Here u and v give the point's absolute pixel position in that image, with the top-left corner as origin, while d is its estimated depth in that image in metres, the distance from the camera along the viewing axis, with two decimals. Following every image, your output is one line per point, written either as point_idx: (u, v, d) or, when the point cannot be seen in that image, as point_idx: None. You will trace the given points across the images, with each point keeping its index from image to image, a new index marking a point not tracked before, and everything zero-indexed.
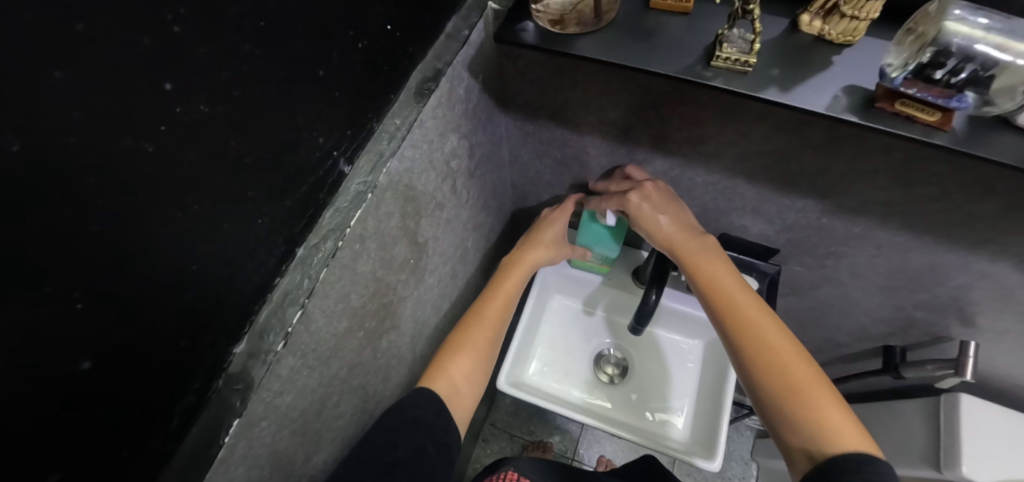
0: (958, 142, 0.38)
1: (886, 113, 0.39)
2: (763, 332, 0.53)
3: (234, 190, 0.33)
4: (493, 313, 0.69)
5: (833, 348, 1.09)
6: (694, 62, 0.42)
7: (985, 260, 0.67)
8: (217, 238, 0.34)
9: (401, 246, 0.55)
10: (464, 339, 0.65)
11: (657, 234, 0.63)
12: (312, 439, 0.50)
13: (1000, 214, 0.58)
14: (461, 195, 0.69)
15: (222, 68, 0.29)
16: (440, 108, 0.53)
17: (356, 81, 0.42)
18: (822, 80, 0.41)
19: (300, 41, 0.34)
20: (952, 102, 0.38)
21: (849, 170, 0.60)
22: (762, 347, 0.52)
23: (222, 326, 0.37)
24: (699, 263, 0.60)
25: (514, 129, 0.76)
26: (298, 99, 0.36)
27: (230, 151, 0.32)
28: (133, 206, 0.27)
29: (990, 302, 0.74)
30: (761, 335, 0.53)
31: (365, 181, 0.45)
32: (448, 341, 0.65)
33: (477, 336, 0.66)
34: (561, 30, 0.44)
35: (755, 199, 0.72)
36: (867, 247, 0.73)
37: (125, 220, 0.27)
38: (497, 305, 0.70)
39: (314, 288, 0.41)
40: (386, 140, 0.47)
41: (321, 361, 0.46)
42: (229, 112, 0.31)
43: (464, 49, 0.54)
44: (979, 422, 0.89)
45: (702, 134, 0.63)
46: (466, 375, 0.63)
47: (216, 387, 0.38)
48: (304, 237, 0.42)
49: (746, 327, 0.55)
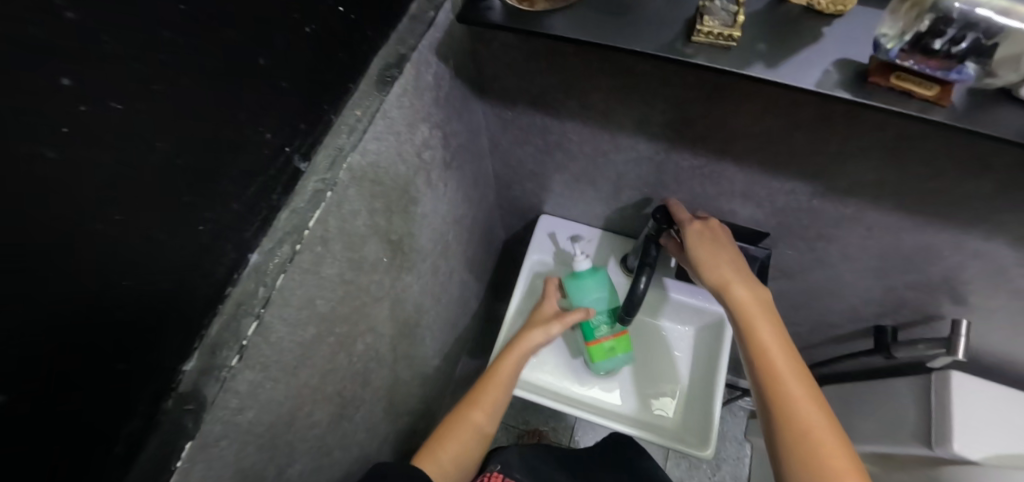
0: (957, 118, 0.36)
1: (881, 88, 0.36)
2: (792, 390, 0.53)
3: (168, 196, 0.30)
4: (500, 381, 0.78)
5: (825, 330, 1.08)
6: (674, 39, 0.39)
7: (978, 239, 0.65)
8: (152, 249, 0.30)
9: (371, 245, 0.52)
10: (480, 393, 0.77)
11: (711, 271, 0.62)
12: (284, 452, 0.47)
13: (994, 191, 0.56)
14: (438, 188, 0.66)
15: (137, 58, 0.26)
16: (406, 97, 0.50)
17: (306, 70, 0.38)
18: (812, 53, 0.38)
19: (234, 27, 0.31)
20: (952, 74, 0.35)
21: (839, 150, 0.58)
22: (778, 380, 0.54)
23: (167, 343, 0.34)
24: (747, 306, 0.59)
25: (492, 117, 0.73)
26: (236, 91, 0.33)
27: (156, 152, 0.28)
28: (39, 220, 0.23)
29: (983, 281, 0.73)
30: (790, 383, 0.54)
31: (324, 178, 0.42)
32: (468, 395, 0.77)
33: (491, 392, 0.77)
34: (529, 8, 0.41)
35: (744, 183, 0.69)
36: (859, 229, 0.71)
37: (31, 235, 0.23)
38: (502, 377, 0.79)
39: (270, 296, 0.39)
40: (346, 132, 0.44)
41: (286, 372, 0.43)
42: (151, 108, 0.27)
43: (430, 31, 0.50)
44: (968, 397, 0.89)
45: (687, 116, 0.60)
46: (464, 437, 0.73)
47: (166, 409, 0.35)
48: (257, 242, 0.39)
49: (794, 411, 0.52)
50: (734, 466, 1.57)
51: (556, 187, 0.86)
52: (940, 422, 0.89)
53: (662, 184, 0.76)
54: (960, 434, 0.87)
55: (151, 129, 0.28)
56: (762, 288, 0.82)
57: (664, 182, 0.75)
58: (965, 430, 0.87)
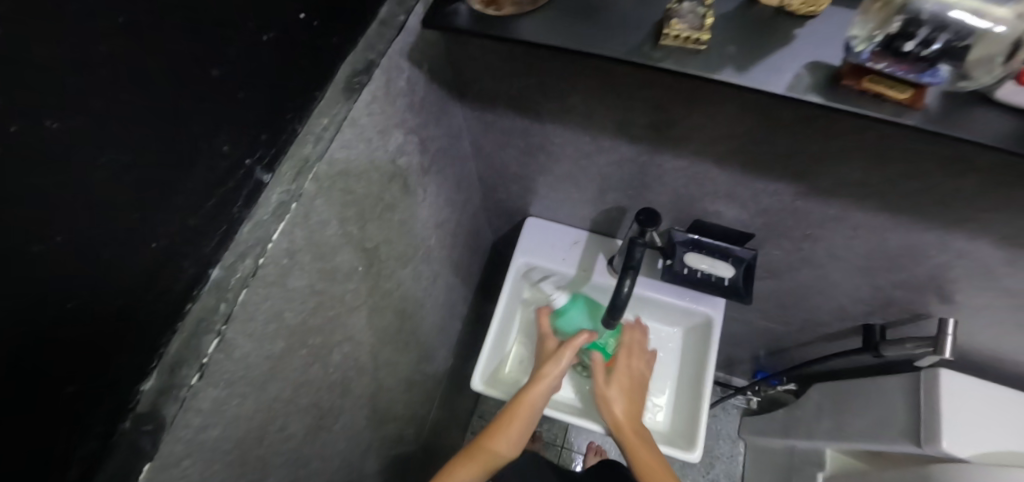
0: (932, 121, 0.35)
1: (853, 91, 0.36)
2: None
3: (116, 214, 0.29)
4: (520, 418, 0.77)
5: (815, 328, 1.08)
6: (642, 42, 0.38)
7: (963, 238, 0.64)
8: (100, 270, 0.29)
9: (345, 254, 0.51)
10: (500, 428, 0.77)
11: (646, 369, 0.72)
12: (256, 467, 0.46)
13: (977, 191, 0.55)
14: (416, 193, 0.65)
15: (71, 74, 0.25)
16: (376, 103, 0.49)
17: (265, 79, 0.37)
18: (783, 56, 0.37)
19: (182, 38, 0.30)
20: (924, 77, 0.34)
21: (821, 151, 0.57)
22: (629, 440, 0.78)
23: (122, 363, 0.33)
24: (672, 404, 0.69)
25: (472, 120, 0.72)
26: (188, 102, 0.32)
27: (99, 171, 0.27)
28: None
29: (969, 280, 0.73)
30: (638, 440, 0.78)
31: (289, 189, 0.41)
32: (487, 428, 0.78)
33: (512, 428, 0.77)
34: (496, 11, 0.40)
35: (728, 184, 0.69)
36: (844, 229, 0.71)
37: None
38: (521, 414, 0.78)
39: (232, 312, 0.38)
40: (312, 142, 0.43)
41: (254, 387, 0.43)
42: (89, 125, 0.26)
43: (401, 36, 0.49)
44: (957, 397, 0.88)
45: (668, 119, 0.59)
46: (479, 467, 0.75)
47: (123, 429, 0.34)
48: (218, 257, 0.38)
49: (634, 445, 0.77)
50: (728, 464, 1.57)
51: (541, 189, 0.86)
52: (929, 420, 0.89)
53: (646, 185, 0.75)
54: (949, 432, 0.86)
55: (93, 147, 0.27)
56: (747, 289, 0.82)
57: (648, 183, 0.74)
58: (954, 428, 0.86)
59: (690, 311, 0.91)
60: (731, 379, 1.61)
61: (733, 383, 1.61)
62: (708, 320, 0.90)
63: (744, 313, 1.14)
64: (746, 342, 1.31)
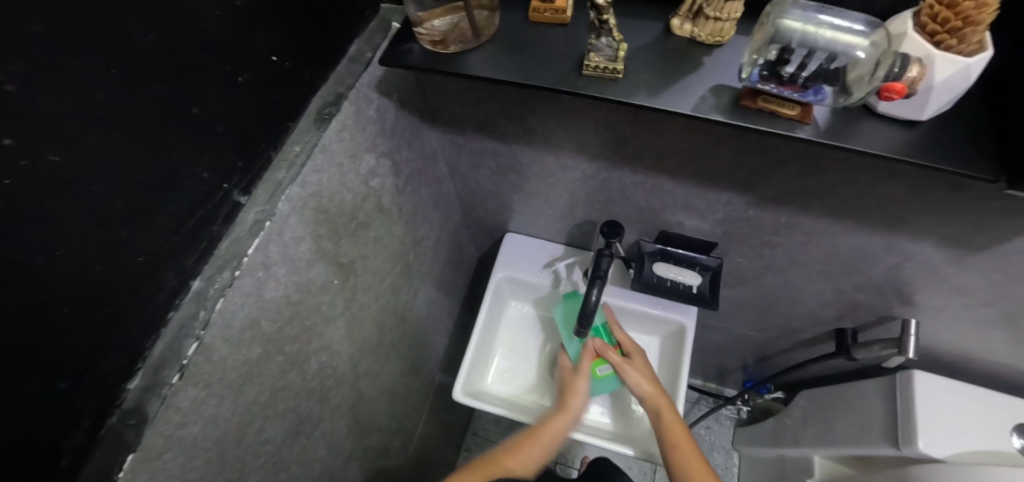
0: (819, 134, 0.40)
1: (752, 110, 0.40)
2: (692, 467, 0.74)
3: (108, 233, 0.34)
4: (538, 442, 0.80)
5: (791, 334, 1.11)
6: (568, 72, 0.43)
7: (907, 240, 0.68)
8: (93, 280, 0.34)
9: (320, 268, 0.56)
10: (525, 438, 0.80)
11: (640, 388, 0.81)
12: (235, 466, 0.50)
13: (907, 194, 0.59)
14: (391, 213, 0.70)
15: (68, 117, 0.30)
16: (346, 131, 0.54)
17: (243, 113, 0.43)
18: (691, 80, 0.42)
19: (166, 84, 0.35)
20: (808, 95, 0.39)
21: (760, 162, 0.62)
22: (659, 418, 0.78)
23: (110, 364, 0.37)
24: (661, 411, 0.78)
25: (446, 142, 0.77)
26: (173, 136, 0.37)
27: (92, 196, 0.32)
28: None
29: (922, 281, 0.76)
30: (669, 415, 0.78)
31: (263, 210, 0.46)
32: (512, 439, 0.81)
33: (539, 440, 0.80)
34: (444, 50, 0.46)
35: (684, 196, 0.73)
36: (797, 235, 0.75)
37: None
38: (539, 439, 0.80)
39: (210, 318, 0.42)
40: (285, 168, 0.48)
41: (232, 389, 0.47)
42: (83, 159, 0.31)
43: (368, 70, 0.55)
44: (931, 397, 0.89)
45: (619, 137, 0.64)
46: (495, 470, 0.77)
47: (109, 424, 0.38)
48: (199, 269, 0.43)
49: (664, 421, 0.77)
50: (723, 475, 1.57)
51: (516, 206, 0.91)
52: (907, 423, 0.90)
53: (610, 199, 0.80)
54: (926, 434, 0.87)
55: (89, 177, 0.32)
56: (713, 296, 0.85)
57: (612, 198, 0.79)
58: (932, 429, 0.87)
59: (664, 320, 0.94)
60: (722, 389, 1.63)
61: (725, 394, 1.62)
62: (681, 328, 0.94)
63: (723, 321, 1.17)
64: (731, 350, 1.34)
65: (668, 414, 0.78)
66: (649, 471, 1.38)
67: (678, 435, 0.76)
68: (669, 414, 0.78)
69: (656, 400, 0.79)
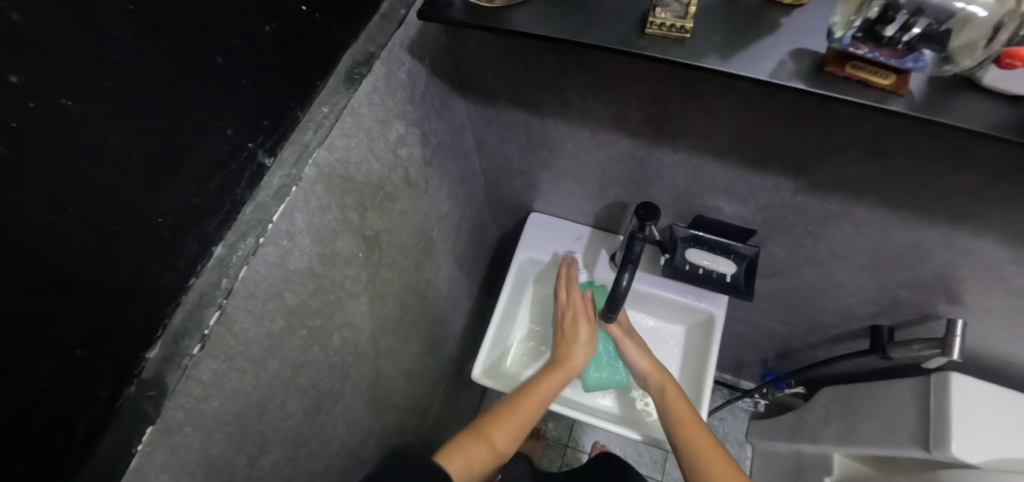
0: (917, 108, 0.35)
1: (838, 78, 0.36)
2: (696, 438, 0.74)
3: (126, 190, 0.31)
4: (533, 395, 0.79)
5: (821, 329, 1.06)
6: (628, 32, 0.39)
7: (968, 236, 0.63)
8: (110, 240, 0.31)
9: (344, 239, 0.53)
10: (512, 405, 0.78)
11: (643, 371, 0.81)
12: (256, 441, 0.48)
13: (980, 185, 0.55)
14: (417, 186, 0.67)
15: (82, 58, 0.26)
16: (376, 94, 0.51)
17: (269, 68, 0.39)
18: (767, 44, 0.38)
19: (189, 28, 0.32)
20: (908, 62, 0.34)
21: (818, 144, 0.57)
22: (670, 411, 0.77)
23: (129, 331, 0.35)
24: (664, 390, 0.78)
25: (475, 114, 0.73)
26: (196, 87, 0.34)
27: (109, 148, 0.29)
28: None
29: (976, 279, 0.71)
30: (680, 407, 0.76)
31: (289, 174, 0.43)
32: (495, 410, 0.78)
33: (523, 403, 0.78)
34: (489, 4, 0.42)
35: (726, 179, 0.69)
36: (846, 225, 0.70)
37: None
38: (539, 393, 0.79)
39: (233, 288, 0.40)
40: (313, 129, 0.45)
41: (253, 363, 0.45)
42: (99, 107, 0.28)
43: (401, 30, 0.51)
44: (971, 401, 0.85)
45: (663, 112, 0.60)
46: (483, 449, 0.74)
47: (128, 394, 0.36)
48: (222, 235, 0.40)
49: (676, 413, 0.76)
50: None
51: (544, 185, 0.87)
52: (941, 425, 0.86)
53: (646, 180, 0.76)
54: (962, 438, 0.83)
55: (105, 125, 0.29)
56: (748, 286, 0.82)
57: (648, 179, 0.75)
58: (968, 433, 0.83)
59: (692, 309, 0.90)
60: (739, 382, 1.60)
61: (742, 386, 1.59)
62: (710, 318, 0.90)
63: (750, 312, 1.13)
64: (752, 343, 1.30)
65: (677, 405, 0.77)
66: (661, 460, 1.37)
67: (689, 425, 0.75)
68: (679, 404, 0.77)
69: (668, 392, 0.78)
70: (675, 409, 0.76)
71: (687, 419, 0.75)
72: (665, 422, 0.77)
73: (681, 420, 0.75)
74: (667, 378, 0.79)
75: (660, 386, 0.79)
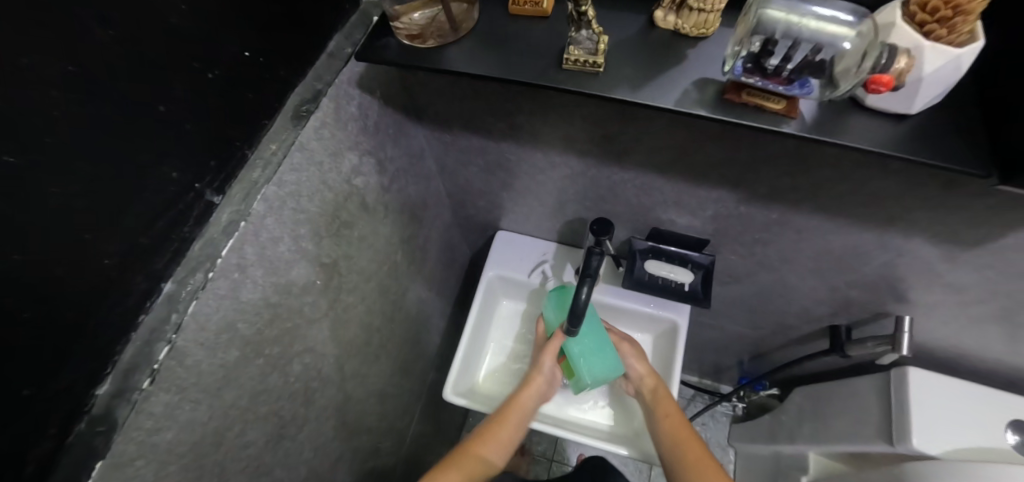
0: (807, 129, 0.38)
1: (736, 104, 0.39)
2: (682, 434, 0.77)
3: (70, 234, 0.33)
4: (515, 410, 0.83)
5: (786, 331, 1.10)
6: (548, 66, 0.42)
7: (900, 237, 0.67)
8: (55, 283, 0.33)
9: (300, 268, 0.55)
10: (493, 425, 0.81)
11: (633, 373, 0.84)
12: (215, 471, 0.50)
13: (900, 190, 0.58)
14: (376, 212, 0.69)
15: (23, 119, 0.28)
16: (324, 129, 0.53)
17: (214, 110, 0.42)
18: (674, 74, 0.41)
19: (130, 80, 0.34)
20: (794, 89, 0.38)
21: (750, 158, 0.60)
22: (659, 410, 0.80)
23: (77, 370, 0.36)
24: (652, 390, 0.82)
25: (432, 140, 0.76)
26: (139, 136, 0.36)
27: (50, 197, 0.31)
28: None
29: (916, 277, 0.75)
30: (669, 408, 0.79)
31: (238, 210, 0.45)
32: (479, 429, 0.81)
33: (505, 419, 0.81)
34: (421, 44, 0.45)
35: (674, 193, 0.72)
36: (790, 232, 0.74)
37: None
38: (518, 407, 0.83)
39: (182, 322, 0.41)
40: (261, 166, 0.47)
41: (208, 394, 0.46)
42: (41, 160, 0.30)
43: (348, 67, 0.54)
44: (931, 394, 0.88)
45: (606, 134, 0.63)
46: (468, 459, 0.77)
47: (78, 431, 0.37)
48: (171, 272, 0.42)
49: (665, 412, 0.79)
50: None
51: (506, 204, 0.89)
52: (901, 419, 0.89)
53: (601, 197, 0.79)
54: (920, 430, 0.86)
55: (46, 176, 0.30)
56: (705, 293, 0.84)
57: (602, 195, 0.78)
58: (925, 425, 0.86)
59: (656, 317, 0.93)
60: (718, 386, 1.62)
61: (721, 391, 1.62)
62: (673, 325, 0.93)
63: (717, 318, 1.16)
64: (725, 347, 1.33)
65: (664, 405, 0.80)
66: (645, 469, 1.38)
67: (674, 423, 0.78)
68: (666, 403, 0.80)
69: (657, 392, 0.82)
70: (664, 409, 0.80)
71: (675, 418, 0.78)
72: (654, 421, 0.80)
73: (669, 417, 0.78)
74: (658, 380, 0.83)
75: (651, 388, 0.82)
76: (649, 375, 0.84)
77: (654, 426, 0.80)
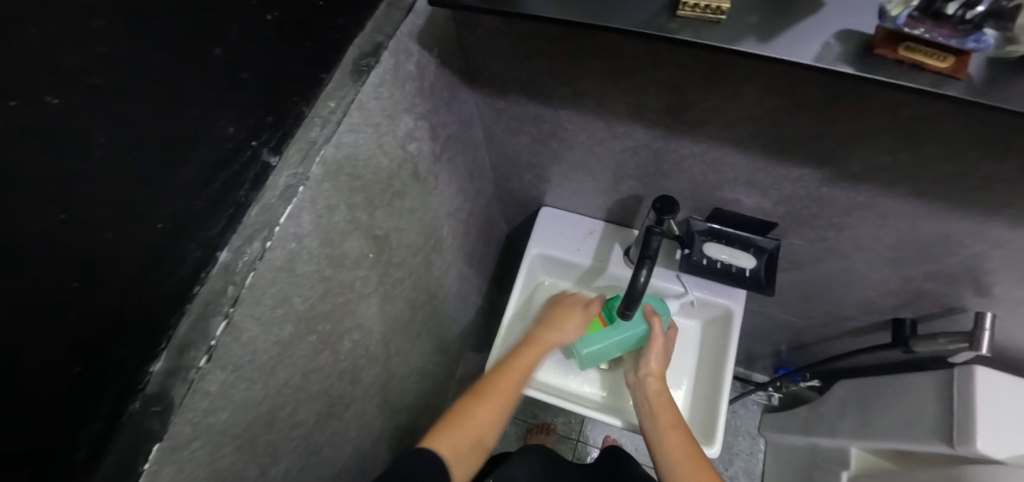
0: (971, 91, 0.35)
1: (889, 61, 0.36)
2: (689, 449, 0.71)
3: (120, 194, 0.29)
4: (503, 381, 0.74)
5: (841, 322, 1.03)
6: (657, 14, 0.38)
7: (1002, 228, 0.60)
8: (106, 250, 0.29)
9: (354, 240, 0.51)
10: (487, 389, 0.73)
11: (645, 368, 0.77)
12: (266, 452, 0.47)
13: (1020, 175, 0.51)
14: (427, 181, 0.65)
15: (66, 51, 0.24)
16: (384, 87, 0.48)
17: (274, 60, 0.37)
18: (806, 29, 0.37)
19: (183, 16, 0.29)
20: (968, 43, 0.33)
21: (847, 133, 0.54)
22: (663, 420, 0.74)
23: (129, 344, 0.33)
24: (660, 396, 0.76)
25: (485, 107, 0.71)
26: (194, 83, 0.31)
27: (99, 149, 0.27)
28: None
29: (1009, 272, 0.68)
30: (674, 420, 0.74)
31: (295, 173, 0.41)
32: (462, 406, 0.71)
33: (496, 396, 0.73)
34: None
35: (748, 170, 0.66)
36: (873, 217, 0.67)
37: None
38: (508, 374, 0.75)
39: (239, 295, 0.37)
40: (319, 125, 0.43)
41: (262, 372, 0.43)
42: (91, 103, 0.26)
43: (409, 18, 0.49)
44: (999, 394, 0.80)
45: (684, 102, 0.57)
46: (469, 435, 0.69)
47: (132, 411, 0.34)
48: (226, 240, 0.39)
49: (670, 423, 0.74)
50: (748, 461, 1.51)
51: (556, 178, 0.84)
52: (964, 420, 0.81)
53: (663, 173, 0.73)
54: (987, 433, 0.78)
55: (94, 122, 0.26)
56: (769, 281, 0.79)
57: (665, 171, 0.72)
58: (994, 430, 0.78)
59: (710, 304, 0.88)
60: (751, 375, 1.56)
61: (754, 379, 1.56)
62: (728, 313, 0.87)
63: (766, 306, 1.10)
64: (768, 337, 1.27)
65: (667, 412, 0.75)
66: None
67: (677, 437, 0.72)
68: (671, 413, 0.75)
69: (662, 399, 0.76)
70: (668, 419, 0.74)
71: (679, 432, 0.73)
72: (656, 430, 0.74)
73: (676, 429, 0.73)
74: (663, 386, 0.77)
75: (655, 393, 0.76)
76: (660, 375, 0.77)
77: (652, 433, 0.74)
